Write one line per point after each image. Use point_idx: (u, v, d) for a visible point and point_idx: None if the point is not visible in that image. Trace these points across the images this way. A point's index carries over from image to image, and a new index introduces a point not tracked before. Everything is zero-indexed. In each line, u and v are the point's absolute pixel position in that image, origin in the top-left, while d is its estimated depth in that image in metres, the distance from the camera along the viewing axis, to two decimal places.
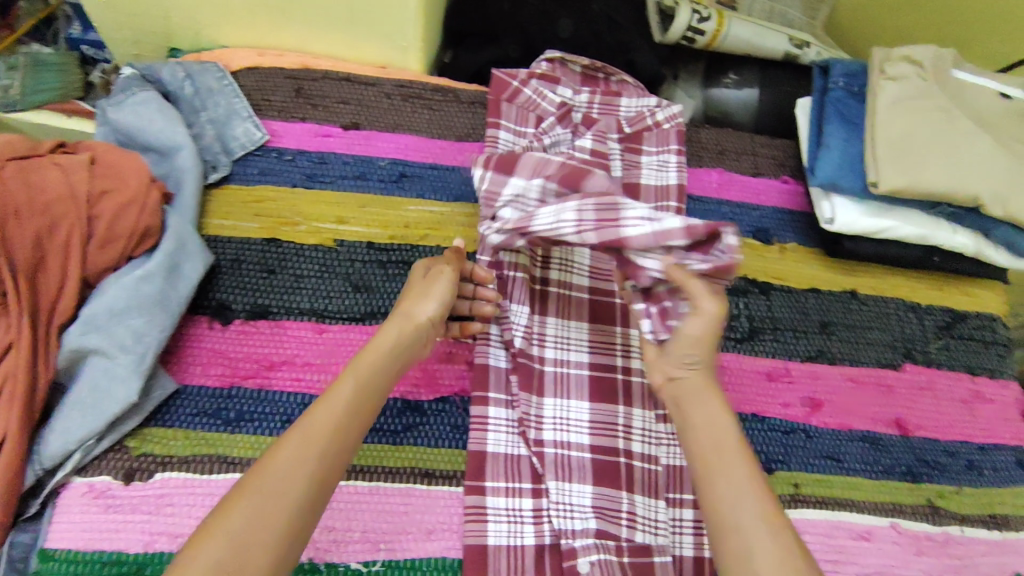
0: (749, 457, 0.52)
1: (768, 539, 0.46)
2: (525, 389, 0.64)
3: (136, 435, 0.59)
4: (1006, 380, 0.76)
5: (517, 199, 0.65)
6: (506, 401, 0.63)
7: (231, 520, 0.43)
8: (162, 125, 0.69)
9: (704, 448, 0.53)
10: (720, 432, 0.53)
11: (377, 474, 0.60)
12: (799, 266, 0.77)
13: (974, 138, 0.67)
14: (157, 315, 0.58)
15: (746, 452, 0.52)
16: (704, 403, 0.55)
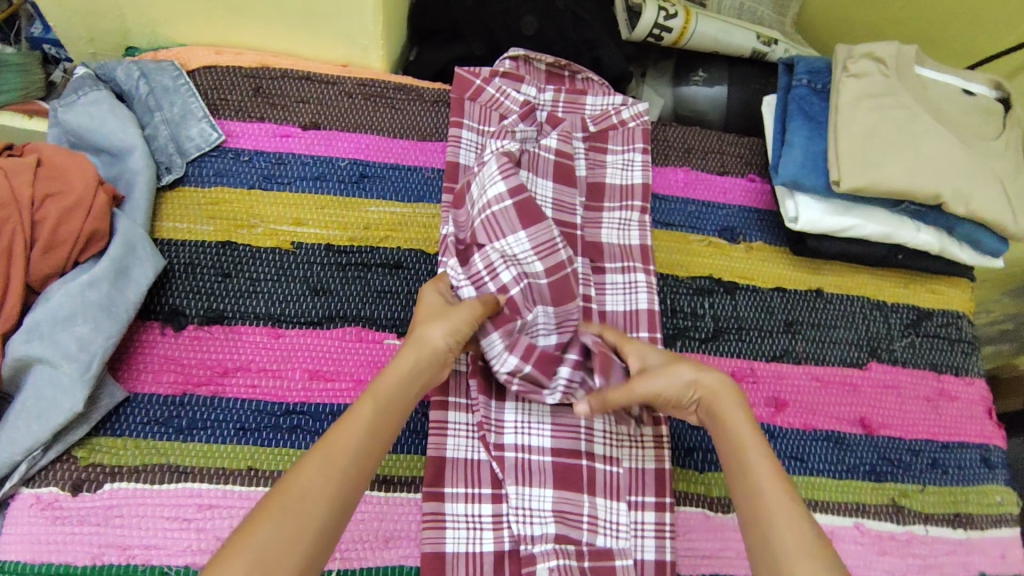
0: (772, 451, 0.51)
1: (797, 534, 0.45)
2: (482, 390, 0.62)
3: (84, 445, 0.57)
4: (971, 378, 0.76)
5: (511, 250, 0.64)
6: (465, 405, 0.62)
7: (258, 533, 0.41)
8: (114, 127, 0.67)
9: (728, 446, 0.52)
10: (737, 428, 0.52)
11: None
12: (765, 265, 0.76)
13: (936, 137, 0.67)
14: (103, 322, 0.56)
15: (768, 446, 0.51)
16: (721, 404, 0.54)
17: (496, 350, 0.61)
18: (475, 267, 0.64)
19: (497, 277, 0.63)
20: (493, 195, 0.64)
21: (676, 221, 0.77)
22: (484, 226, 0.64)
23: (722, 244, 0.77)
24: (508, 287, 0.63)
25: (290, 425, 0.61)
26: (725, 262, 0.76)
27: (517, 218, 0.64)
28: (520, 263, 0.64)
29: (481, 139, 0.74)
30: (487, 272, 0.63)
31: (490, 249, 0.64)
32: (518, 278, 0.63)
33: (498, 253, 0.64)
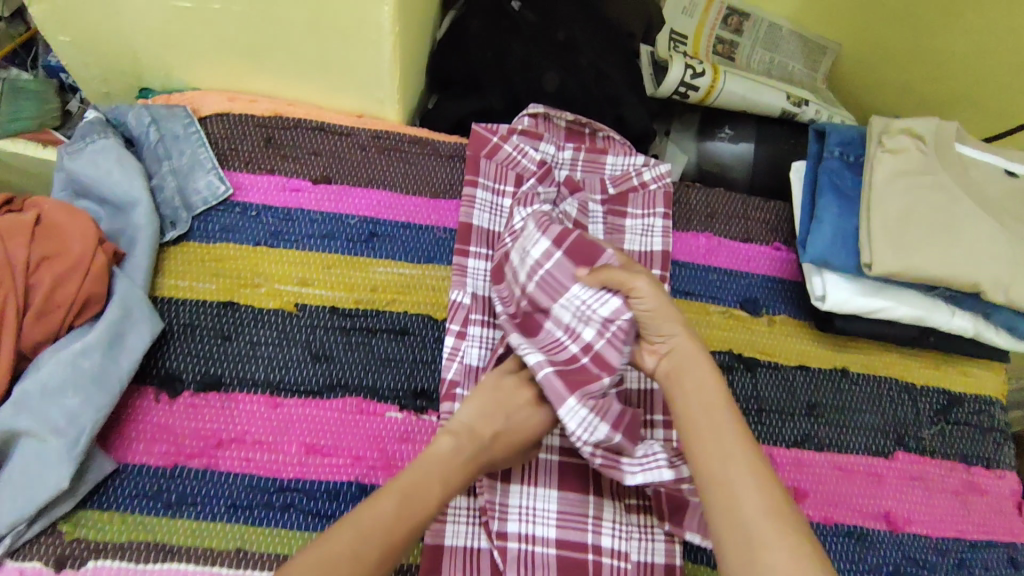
0: (740, 422, 0.51)
1: (778, 535, 0.44)
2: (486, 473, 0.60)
3: (70, 519, 0.56)
4: (1002, 471, 0.72)
5: (579, 305, 0.60)
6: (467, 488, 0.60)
7: None
8: (119, 178, 0.65)
9: (695, 407, 0.53)
10: (704, 386, 0.53)
11: None
12: (788, 340, 0.73)
13: (976, 219, 0.63)
14: (94, 393, 0.55)
15: (736, 418, 0.51)
16: (691, 359, 0.55)
17: (581, 419, 0.56)
18: (550, 337, 0.61)
19: (579, 338, 0.59)
20: (539, 254, 0.63)
21: (695, 290, 0.73)
22: (543, 288, 0.62)
23: (744, 317, 0.73)
24: (591, 343, 0.59)
25: (283, 503, 0.58)
26: (747, 337, 0.72)
27: (571, 269, 0.62)
28: (593, 315, 0.59)
29: (498, 200, 0.72)
30: (567, 336, 0.60)
31: (559, 313, 0.61)
32: (601, 329, 0.59)
33: (569, 312, 0.60)
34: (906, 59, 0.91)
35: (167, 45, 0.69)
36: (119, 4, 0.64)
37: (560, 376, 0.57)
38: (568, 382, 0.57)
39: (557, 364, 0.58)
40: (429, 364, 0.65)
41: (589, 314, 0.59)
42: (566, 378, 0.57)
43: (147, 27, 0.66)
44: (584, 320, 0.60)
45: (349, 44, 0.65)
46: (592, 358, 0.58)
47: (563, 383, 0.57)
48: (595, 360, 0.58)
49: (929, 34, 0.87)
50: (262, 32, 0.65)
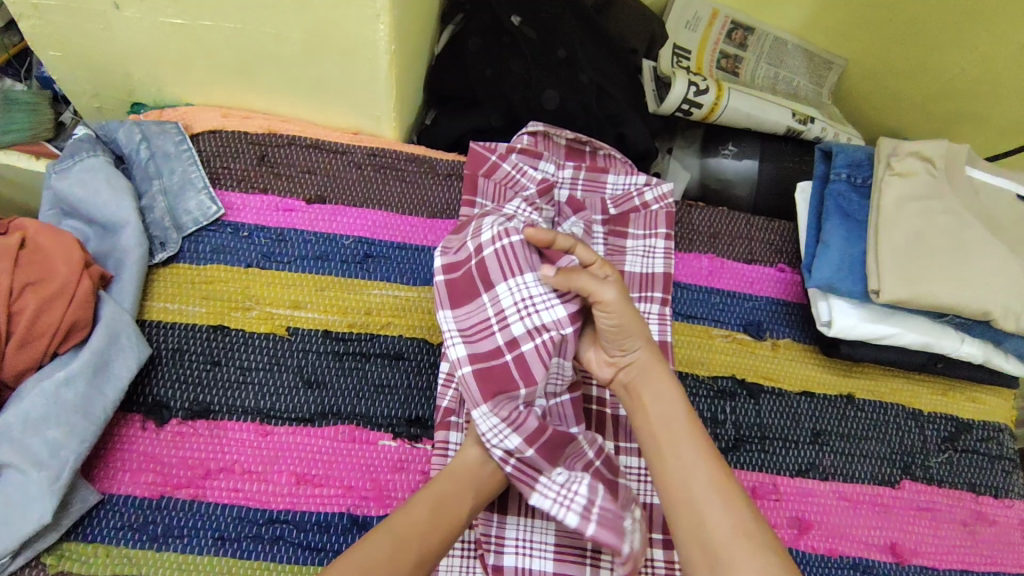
0: (705, 441, 0.50)
1: (746, 557, 0.44)
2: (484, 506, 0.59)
3: (53, 551, 0.54)
4: (1012, 501, 0.70)
5: (525, 296, 0.57)
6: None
7: None
8: (107, 198, 0.63)
9: (657, 422, 0.51)
10: (665, 403, 0.52)
11: None
12: (792, 365, 0.71)
13: (986, 246, 0.62)
14: (78, 424, 0.53)
15: (701, 438, 0.50)
16: (648, 370, 0.53)
17: (492, 425, 0.56)
18: (479, 316, 0.59)
19: (506, 329, 0.57)
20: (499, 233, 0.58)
21: (697, 313, 0.72)
22: (495, 260, 0.58)
23: (747, 341, 0.71)
24: (518, 342, 0.57)
25: (272, 536, 0.57)
26: (750, 361, 0.70)
27: (529, 259, 0.57)
28: (532, 315, 0.56)
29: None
30: (497, 322, 0.58)
31: (501, 293, 0.58)
32: (535, 332, 0.56)
33: (509, 299, 0.57)
34: (912, 74, 0.89)
35: (159, 61, 0.67)
36: (109, 20, 0.62)
37: (478, 378, 0.57)
38: (486, 382, 0.57)
39: (476, 356, 0.58)
40: (424, 391, 0.64)
41: (531, 314, 0.57)
42: (485, 376, 0.57)
43: (138, 44, 0.65)
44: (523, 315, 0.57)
45: (345, 63, 0.64)
46: (515, 358, 0.57)
47: (481, 388, 0.56)
48: (514, 360, 0.57)
49: (938, 51, 0.85)
50: (256, 51, 0.64)
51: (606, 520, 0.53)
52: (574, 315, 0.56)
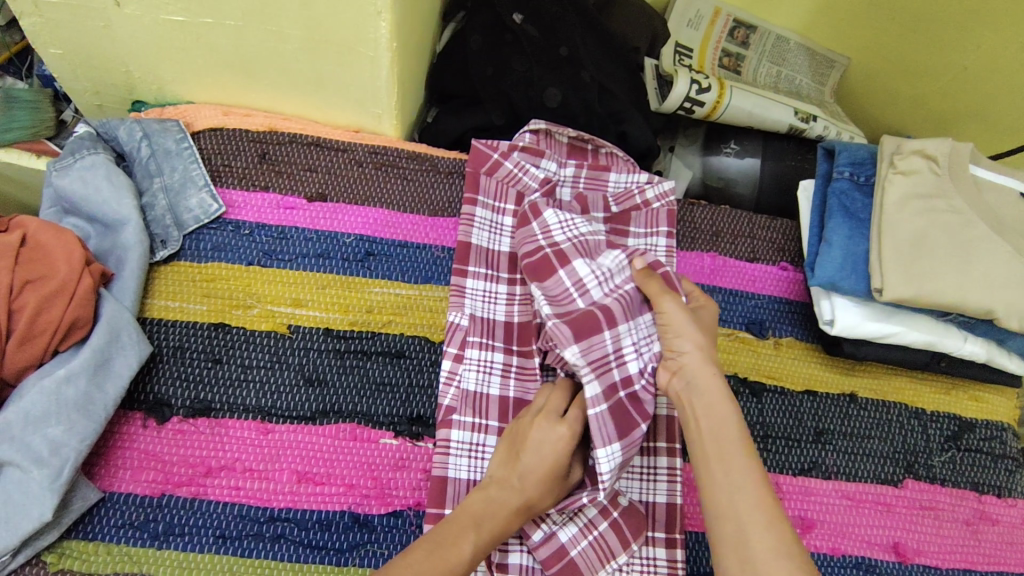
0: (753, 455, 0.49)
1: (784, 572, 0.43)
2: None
3: (54, 549, 0.54)
4: (1015, 500, 0.70)
5: (642, 335, 0.58)
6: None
7: None
8: (109, 196, 0.63)
9: (707, 434, 0.50)
10: (716, 414, 0.51)
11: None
12: (794, 364, 0.71)
13: (990, 245, 0.62)
14: (77, 423, 0.53)
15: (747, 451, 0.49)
16: (700, 376, 0.53)
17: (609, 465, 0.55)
18: (601, 350, 0.56)
19: (624, 366, 0.57)
20: (619, 275, 0.60)
21: None
22: (619, 303, 0.58)
23: (749, 339, 0.71)
24: (634, 382, 0.57)
25: (273, 534, 0.57)
26: (752, 360, 0.70)
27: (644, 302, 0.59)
28: (648, 354, 0.57)
29: (499, 219, 0.69)
30: (616, 358, 0.57)
31: (622, 333, 0.57)
32: (647, 370, 0.57)
33: (629, 341, 0.57)
34: (914, 71, 0.89)
35: (160, 59, 0.67)
36: (109, 19, 0.62)
37: (611, 414, 0.55)
38: (614, 424, 0.55)
39: (606, 391, 0.55)
40: (425, 389, 0.63)
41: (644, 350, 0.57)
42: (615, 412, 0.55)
43: (138, 40, 0.65)
44: (639, 351, 0.57)
45: (346, 61, 0.64)
46: (630, 397, 0.57)
47: (613, 424, 0.55)
48: (632, 401, 0.57)
49: (941, 50, 0.85)
50: (257, 49, 0.64)
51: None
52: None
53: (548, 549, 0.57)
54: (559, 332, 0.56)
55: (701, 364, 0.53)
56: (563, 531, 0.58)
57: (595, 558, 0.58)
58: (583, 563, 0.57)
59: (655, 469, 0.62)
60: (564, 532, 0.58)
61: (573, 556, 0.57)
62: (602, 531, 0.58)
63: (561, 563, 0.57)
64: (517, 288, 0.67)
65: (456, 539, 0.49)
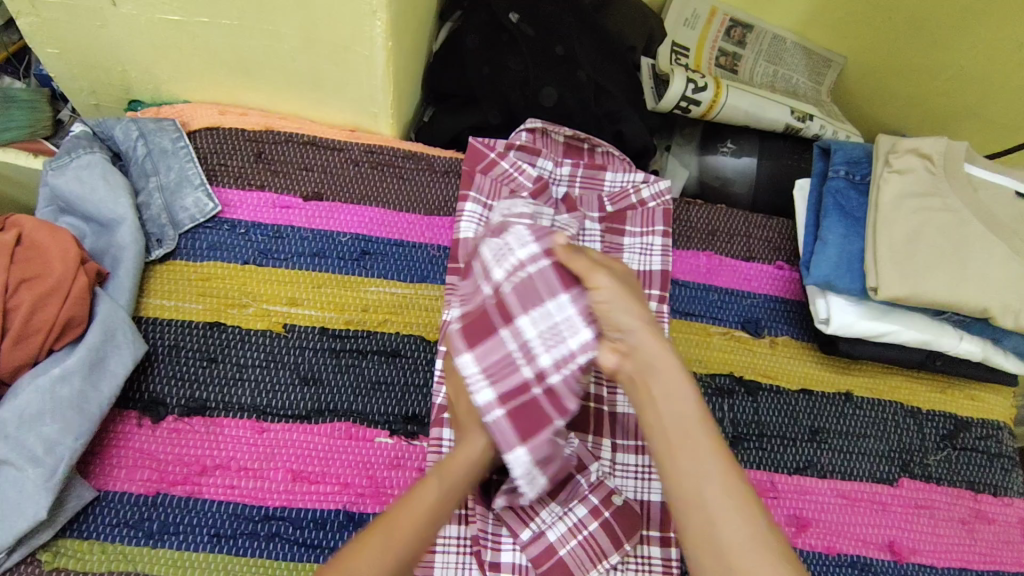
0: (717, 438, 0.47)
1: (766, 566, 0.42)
2: (480, 497, 0.58)
3: (49, 548, 0.54)
4: (1010, 499, 0.70)
5: (551, 323, 0.51)
6: (458, 516, 0.59)
7: None
8: (104, 195, 0.63)
9: (668, 421, 0.47)
10: (676, 397, 0.47)
11: None
12: (790, 363, 0.71)
13: (986, 244, 0.62)
14: (72, 422, 0.53)
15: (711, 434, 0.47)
16: (652, 356, 0.48)
17: (523, 467, 0.51)
18: (502, 352, 0.52)
19: (533, 361, 0.51)
20: (525, 251, 0.53)
21: (695, 310, 0.72)
22: (517, 293, 0.52)
23: (745, 338, 0.71)
24: (547, 375, 0.51)
25: (268, 532, 0.57)
26: (748, 359, 0.70)
27: (558, 279, 0.52)
28: (558, 343, 0.51)
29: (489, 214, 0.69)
30: (520, 355, 0.52)
31: (524, 325, 0.52)
32: (560, 363, 0.51)
33: (533, 331, 0.52)
34: (911, 71, 0.89)
35: (157, 58, 0.67)
36: (105, 18, 0.62)
37: (512, 419, 0.51)
38: (518, 429, 0.51)
39: (505, 395, 0.51)
40: (420, 388, 0.63)
41: (554, 342, 0.51)
42: (517, 417, 0.51)
43: (134, 40, 0.65)
44: (550, 344, 0.51)
45: (342, 60, 0.64)
46: (543, 394, 0.51)
47: (515, 429, 0.51)
48: (545, 397, 0.51)
49: (939, 49, 0.85)
50: (253, 48, 0.64)
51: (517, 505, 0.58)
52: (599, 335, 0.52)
53: (538, 547, 0.57)
54: (455, 340, 0.53)
55: (646, 342, 0.49)
56: (551, 531, 0.58)
57: (586, 558, 0.57)
58: (574, 563, 0.57)
59: (649, 468, 0.63)
60: (553, 531, 0.58)
61: (563, 555, 0.57)
62: (591, 530, 0.58)
63: (552, 562, 0.57)
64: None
65: (423, 479, 0.48)
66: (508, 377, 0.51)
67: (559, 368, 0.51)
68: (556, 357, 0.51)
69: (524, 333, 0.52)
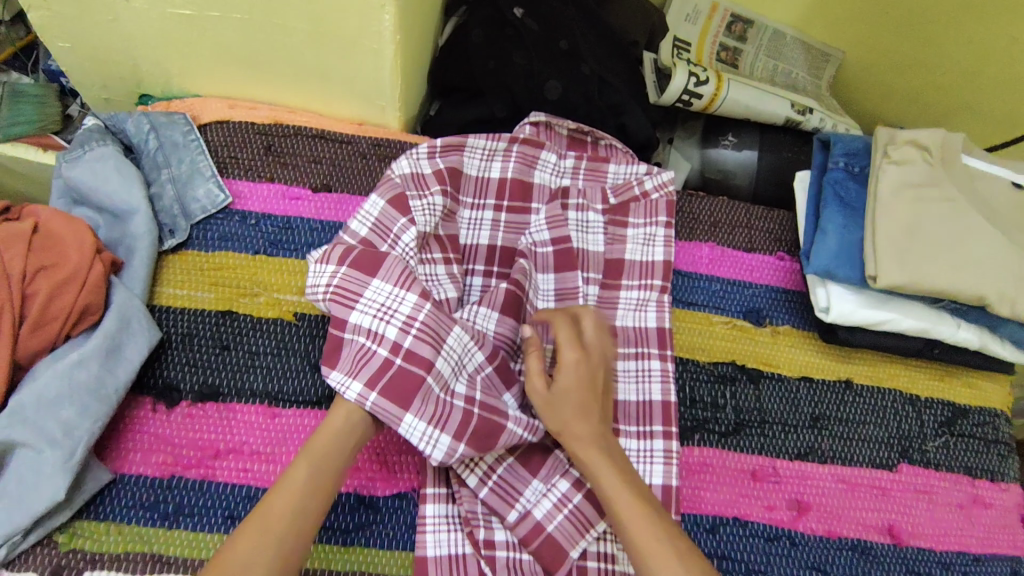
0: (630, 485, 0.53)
1: None
2: (462, 478, 0.59)
3: (65, 530, 0.55)
4: (1007, 485, 0.71)
5: (379, 305, 0.58)
6: (445, 495, 0.60)
7: None
8: (117, 186, 0.65)
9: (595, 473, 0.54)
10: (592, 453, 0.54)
11: None
12: (791, 351, 0.72)
13: (980, 233, 0.63)
14: (89, 405, 0.54)
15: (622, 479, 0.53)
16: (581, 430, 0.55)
17: (419, 429, 0.55)
18: (355, 349, 0.57)
19: (383, 340, 0.57)
20: (330, 273, 0.60)
21: (698, 300, 0.73)
22: (337, 304, 0.58)
23: (747, 327, 0.72)
24: (399, 344, 0.57)
25: None
26: (749, 347, 0.72)
27: (362, 270, 0.59)
28: (394, 314, 0.58)
29: (479, 214, 0.72)
30: (372, 342, 0.57)
31: (358, 321, 0.58)
32: (405, 327, 0.57)
33: (369, 318, 0.58)
34: (907, 67, 0.91)
35: (167, 53, 0.69)
36: (117, 12, 0.63)
37: (387, 395, 0.55)
38: (396, 399, 0.55)
39: (372, 379, 0.56)
40: None
41: (390, 315, 0.58)
42: (392, 389, 0.55)
43: (146, 34, 0.66)
44: (387, 320, 0.58)
45: (349, 53, 0.65)
46: (407, 359, 0.56)
47: (393, 402, 0.55)
48: (408, 361, 0.56)
49: (935, 44, 0.86)
50: (263, 42, 0.65)
51: (500, 487, 0.60)
52: (422, 295, 0.59)
53: (526, 527, 0.59)
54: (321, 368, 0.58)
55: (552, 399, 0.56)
56: (537, 508, 0.59)
57: (573, 530, 0.59)
58: (562, 537, 0.59)
59: (651, 451, 0.64)
60: (539, 509, 0.59)
61: (550, 531, 0.59)
62: (576, 503, 0.59)
63: (541, 539, 0.58)
64: (493, 281, 0.70)
65: (291, 464, 0.51)
66: (373, 364, 0.56)
67: (406, 328, 0.57)
68: (400, 325, 0.57)
69: (362, 324, 0.58)
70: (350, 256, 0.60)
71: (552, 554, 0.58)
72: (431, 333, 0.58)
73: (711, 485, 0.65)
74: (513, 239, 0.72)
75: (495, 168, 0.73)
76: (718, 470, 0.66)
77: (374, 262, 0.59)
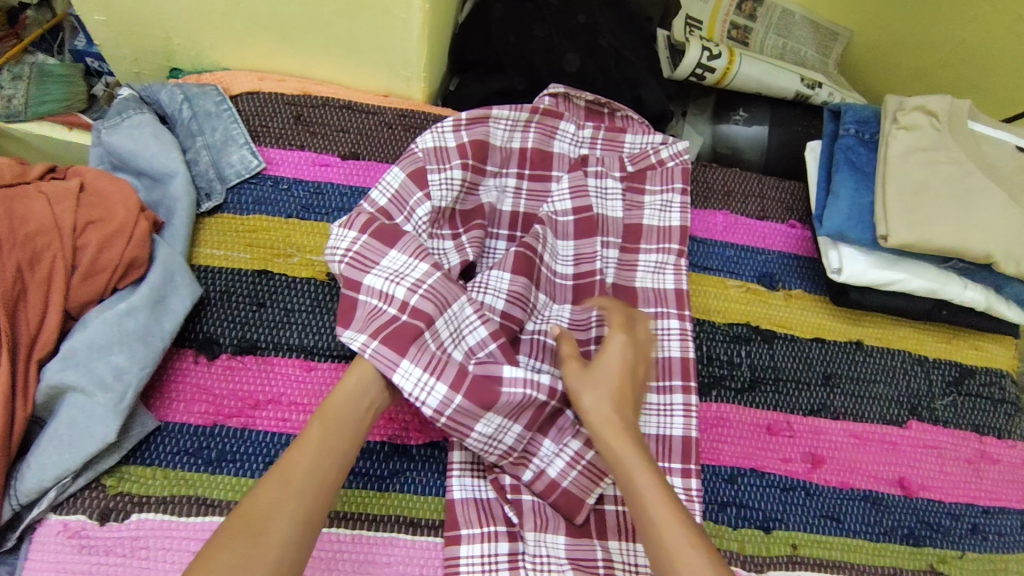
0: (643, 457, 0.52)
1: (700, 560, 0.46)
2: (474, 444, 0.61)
3: (113, 474, 0.57)
4: (1014, 441, 0.74)
5: (392, 270, 0.61)
6: None
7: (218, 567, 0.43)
8: (156, 151, 0.67)
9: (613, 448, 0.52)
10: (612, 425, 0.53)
11: (384, 524, 0.59)
12: (803, 313, 0.74)
13: (987, 195, 0.66)
14: (137, 351, 0.57)
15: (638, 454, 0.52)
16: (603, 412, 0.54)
17: (414, 379, 0.57)
18: (367, 310, 0.60)
19: (393, 300, 0.59)
20: (350, 239, 0.62)
21: (713, 265, 0.76)
22: (353, 266, 0.61)
23: (761, 291, 0.75)
24: (407, 302, 0.59)
25: None
26: (763, 310, 0.74)
27: (380, 241, 0.62)
28: (406, 278, 0.60)
29: (502, 182, 0.74)
30: (383, 302, 0.60)
31: (371, 283, 0.60)
32: (414, 286, 0.60)
33: (381, 281, 0.60)
34: (913, 46, 0.93)
35: (201, 26, 0.71)
36: None
37: (387, 344, 0.57)
38: (396, 347, 0.57)
39: (376, 331, 0.58)
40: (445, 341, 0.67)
41: (400, 278, 0.60)
42: (395, 336, 0.57)
43: (183, 8, 0.69)
44: (397, 283, 0.60)
45: (379, 24, 0.67)
46: (411, 316, 0.58)
47: (393, 349, 0.57)
48: (414, 316, 0.58)
49: (941, 22, 0.89)
50: (296, 14, 0.67)
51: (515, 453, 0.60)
52: (435, 265, 0.61)
53: (542, 483, 0.60)
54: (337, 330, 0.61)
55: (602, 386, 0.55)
56: (550, 467, 0.61)
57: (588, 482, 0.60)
58: (578, 490, 0.60)
59: (671, 406, 0.66)
60: (553, 468, 0.61)
61: (565, 486, 0.60)
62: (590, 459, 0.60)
63: (557, 494, 0.60)
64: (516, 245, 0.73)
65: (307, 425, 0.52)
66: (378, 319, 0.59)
67: (413, 289, 0.60)
68: (409, 287, 0.60)
69: (373, 287, 0.60)
70: (371, 228, 0.62)
71: (570, 503, 0.60)
72: (437, 296, 0.60)
73: (728, 438, 0.68)
74: (534, 206, 0.74)
75: (516, 139, 0.75)
76: (734, 425, 0.68)
77: (389, 232, 0.62)
